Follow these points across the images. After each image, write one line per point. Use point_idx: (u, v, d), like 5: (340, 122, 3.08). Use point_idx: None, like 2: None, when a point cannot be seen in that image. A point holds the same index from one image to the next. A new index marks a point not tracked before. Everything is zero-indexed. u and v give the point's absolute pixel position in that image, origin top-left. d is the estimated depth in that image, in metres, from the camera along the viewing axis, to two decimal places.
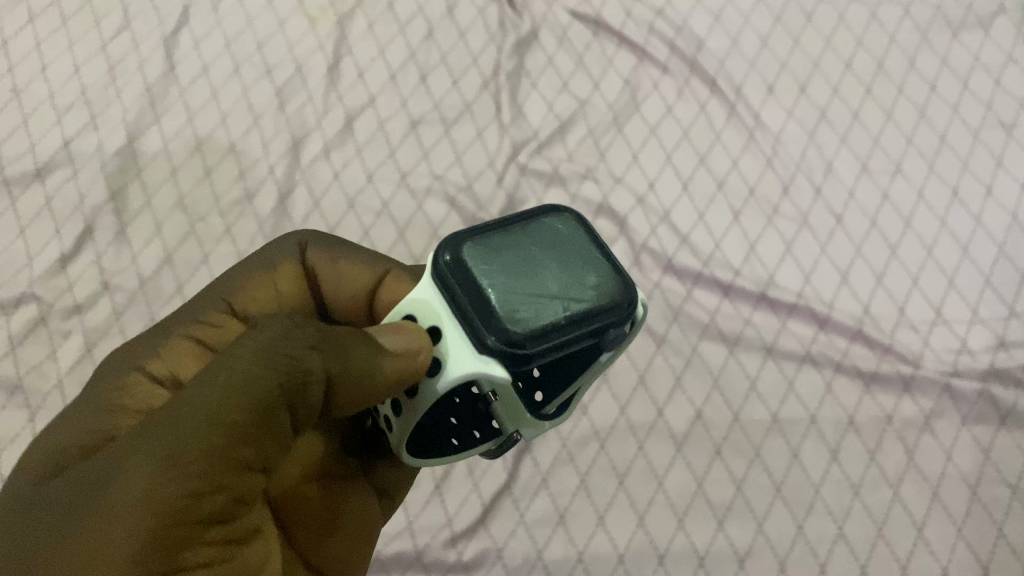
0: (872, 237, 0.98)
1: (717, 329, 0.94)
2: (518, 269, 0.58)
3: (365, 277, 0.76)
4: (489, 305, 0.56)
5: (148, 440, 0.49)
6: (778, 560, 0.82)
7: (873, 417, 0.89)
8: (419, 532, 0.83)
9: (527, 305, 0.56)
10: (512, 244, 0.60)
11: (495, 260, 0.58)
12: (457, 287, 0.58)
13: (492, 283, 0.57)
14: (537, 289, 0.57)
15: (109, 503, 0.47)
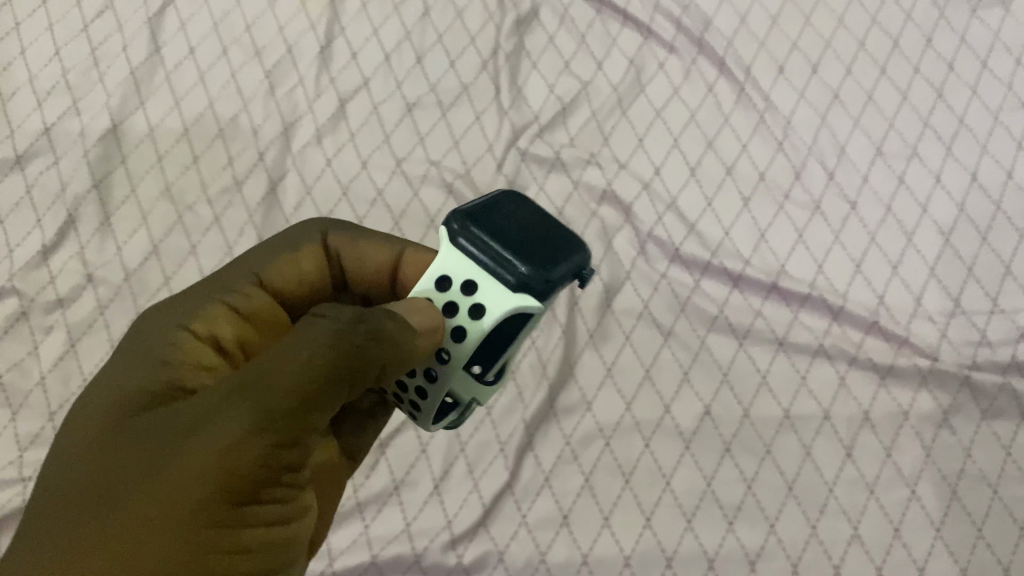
0: (888, 223, 0.94)
1: (726, 321, 0.90)
2: (517, 222, 0.63)
3: (388, 255, 0.72)
4: (506, 251, 0.61)
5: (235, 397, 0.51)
6: (791, 562, 0.79)
7: (889, 413, 0.85)
8: (418, 534, 0.80)
9: (535, 253, 0.61)
10: (497, 210, 0.64)
11: (496, 219, 0.63)
12: (472, 245, 0.62)
13: (502, 241, 0.62)
14: (537, 234, 0.63)
15: (198, 448, 0.50)
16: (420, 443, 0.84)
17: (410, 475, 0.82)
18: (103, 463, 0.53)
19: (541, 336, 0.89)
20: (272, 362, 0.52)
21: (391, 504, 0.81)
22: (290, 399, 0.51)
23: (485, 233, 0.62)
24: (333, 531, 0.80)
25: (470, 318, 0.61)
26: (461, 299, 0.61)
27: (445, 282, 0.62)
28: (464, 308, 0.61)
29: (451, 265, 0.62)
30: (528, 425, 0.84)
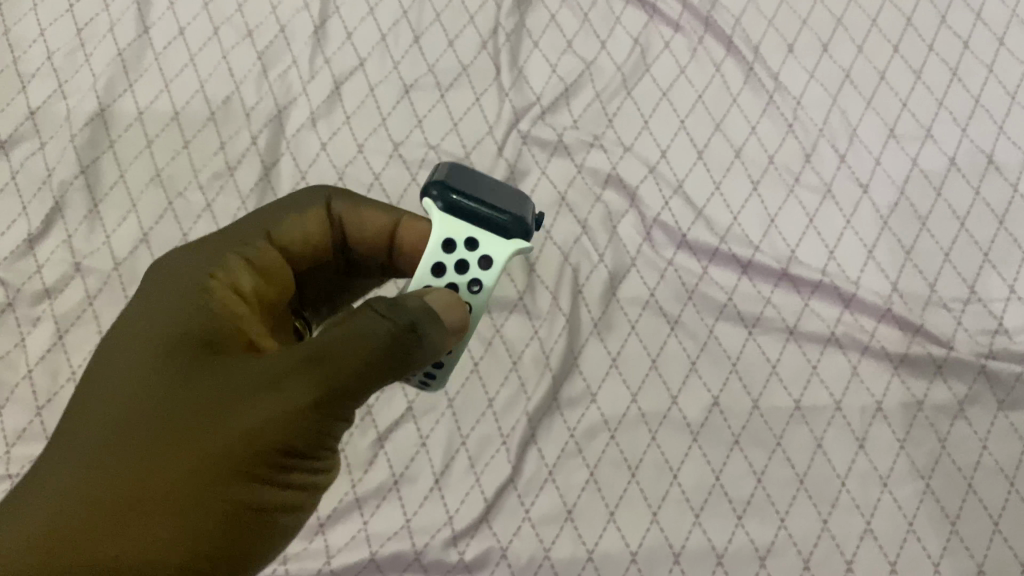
0: (902, 207, 0.91)
1: (735, 309, 0.87)
2: (483, 181, 0.69)
3: (385, 221, 0.72)
4: (488, 202, 0.67)
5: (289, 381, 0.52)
6: (802, 558, 0.77)
7: (903, 403, 0.83)
8: (418, 531, 0.77)
9: (516, 203, 0.68)
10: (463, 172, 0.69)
11: (466, 179, 0.69)
12: (457, 205, 0.67)
13: (486, 199, 0.67)
14: (504, 186, 0.69)
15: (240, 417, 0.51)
16: (420, 436, 0.81)
17: (410, 469, 0.80)
18: (125, 419, 0.51)
19: (544, 326, 0.86)
20: (326, 359, 0.53)
21: (391, 499, 0.79)
22: (336, 405, 0.53)
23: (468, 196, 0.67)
24: (331, 527, 0.78)
25: (481, 269, 0.66)
26: (467, 255, 0.67)
27: (449, 245, 0.67)
28: (473, 261, 0.67)
29: (445, 226, 0.67)
30: (531, 418, 0.82)
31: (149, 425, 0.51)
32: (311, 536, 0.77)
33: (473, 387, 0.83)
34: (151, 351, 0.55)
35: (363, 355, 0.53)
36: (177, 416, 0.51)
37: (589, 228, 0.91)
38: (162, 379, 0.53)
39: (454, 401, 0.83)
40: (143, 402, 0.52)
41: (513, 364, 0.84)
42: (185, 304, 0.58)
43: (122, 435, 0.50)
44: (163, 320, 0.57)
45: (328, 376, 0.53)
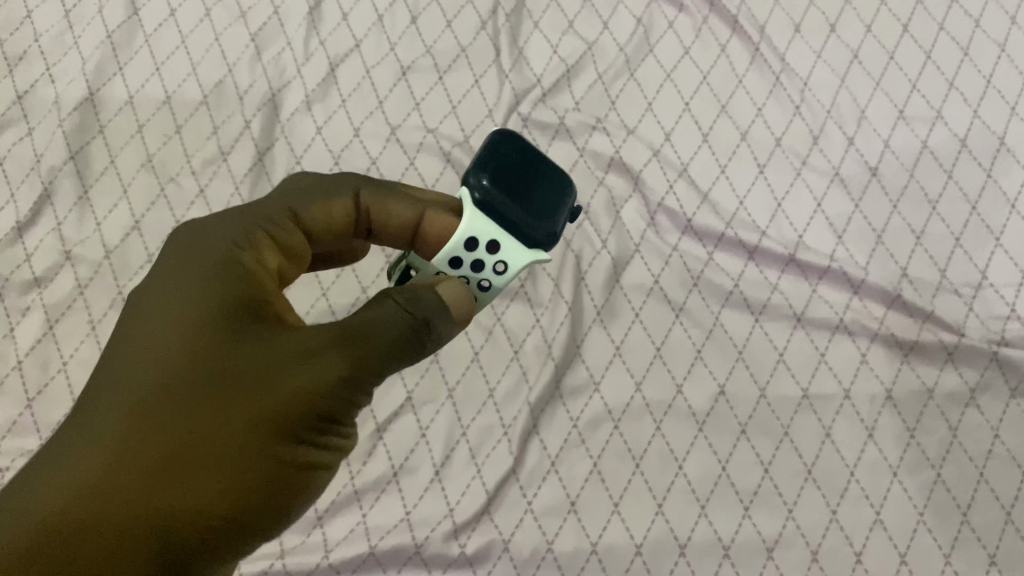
0: (912, 191, 0.89)
1: (741, 296, 0.85)
2: (521, 180, 0.65)
3: (411, 211, 0.66)
4: (521, 208, 0.65)
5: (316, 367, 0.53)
6: (810, 549, 0.75)
7: (913, 391, 0.81)
8: (418, 523, 0.76)
9: (549, 209, 0.66)
10: (509, 162, 0.65)
11: (506, 175, 0.65)
12: (491, 200, 0.65)
13: (519, 203, 0.65)
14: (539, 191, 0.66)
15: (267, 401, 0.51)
16: (420, 427, 0.79)
17: (410, 460, 0.78)
18: (149, 394, 0.50)
19: (546, 314, 0.84)
20: (354, 346, 0.54)
21: (390, 491, 0.77)
22: (357, 390, 0.54)
23: (503, 193, 0.65)
24: (330, 521, 0.76)
25: (495, 273, 0.66)
26: (483, 255, 0.65)
27: (472, 240, 0.65)
28: (490, 264, 0.65)
29: (473, 221, 0.65)
30: (533, 408, 0.80)
31: (176, 402, 0.50)
32: (308, 530, 0.76)
33: (474, 377, 0.82)
34: (175, 319, 0.53)
35: (387, 343, 0.55)
36: (203, 395, 0.50)
37: (591, 213, 0.89)
38: (188, 352, 0.51)
39: (454, 392, 0.81)
40: (168, 376, 0.50)
41: (515, 353, 0.83)
42: (210, 274, 0.55)
43: (147, 412, 0.49)
44: (185, 288, 0.54)
45: (353, 363, 0.54)
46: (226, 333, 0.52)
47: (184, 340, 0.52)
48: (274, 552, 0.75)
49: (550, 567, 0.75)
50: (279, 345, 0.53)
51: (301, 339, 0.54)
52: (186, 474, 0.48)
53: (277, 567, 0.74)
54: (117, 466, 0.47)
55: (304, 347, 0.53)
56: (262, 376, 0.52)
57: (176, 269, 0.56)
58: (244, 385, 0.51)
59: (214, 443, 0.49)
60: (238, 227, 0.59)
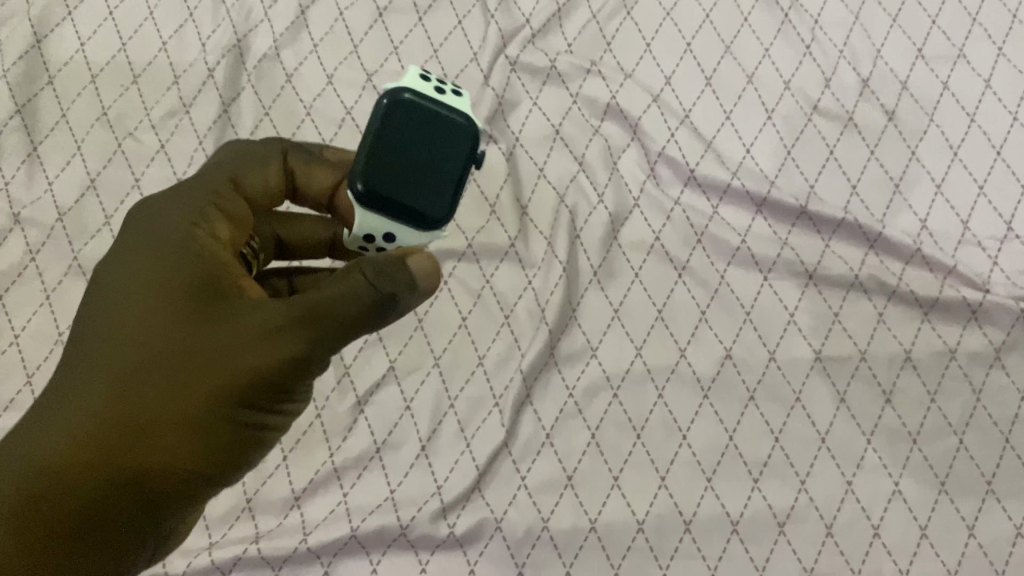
0: (931, 135, 0.82)
1: (749, 252, 0.79)
2: (408, 163, 0.55)
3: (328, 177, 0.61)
4: (409, 198, 0.55)
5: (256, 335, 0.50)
6: (824, 523, 0.71)
7: (935, 352, 0.75)
8: (403, 503, 0.70)
9: (439, 184, 0.55)
10: (395, 133, 0.55)
11: (391, 164, 0.55)
12: (380, 196, 0.55)
13: (405, 194, 0.55)
14: (430, 171, 0.55)
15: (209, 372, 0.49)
16: (404, 399, 0.74)
17: (393, 435, 0.72)
18: (104, 378, 0.49)
19: (539, 276, 0.78)
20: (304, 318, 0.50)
21: (373, 468, 0.72)
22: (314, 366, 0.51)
23: (388, 174, 0.55)
24: (308, 501, 0.71)
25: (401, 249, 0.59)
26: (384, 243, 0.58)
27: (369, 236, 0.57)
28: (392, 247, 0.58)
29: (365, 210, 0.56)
30: (526, 376, 0.74)
31: (133, 382, 0.49)
32: (286, 511, 0.70)
33: (462, 343, 0.76)
34: (138, 297, 0.51)
35: (336, 317, 0.50)
36: (158, 374, 0.49)
37: (586, 165, 0.82)
38: (146, 332, 0.50)
39: (441, 361, 0.75)
40: (126, 356, 0.50)
41: (506, 317, 0.77)
42: (165, 251, 0.52)
43: (106, 391, 0.49)
44: (148, 262, 0.52)
45: (300, 337, 0.49)
46: (183, 311, 0.50)
47: (144, 319, 0.50)
48: (248, 536, 0.69)
49: (546, 546, 0.70)
50: (233, 319, 0.50)
51: (254, 313, 0.50)
52: (143, 453, 0.49)
53: (251, 553, 0.68)
54: (81, 445, 0.49)
55: (256, 322, 0.50)
56: (202, 355, 0.49)
57: (141, 241, 0.53)
58: (196, 365, 0.49)
59: (166, 423, 0.49)
60: (185, 201, 0.55)
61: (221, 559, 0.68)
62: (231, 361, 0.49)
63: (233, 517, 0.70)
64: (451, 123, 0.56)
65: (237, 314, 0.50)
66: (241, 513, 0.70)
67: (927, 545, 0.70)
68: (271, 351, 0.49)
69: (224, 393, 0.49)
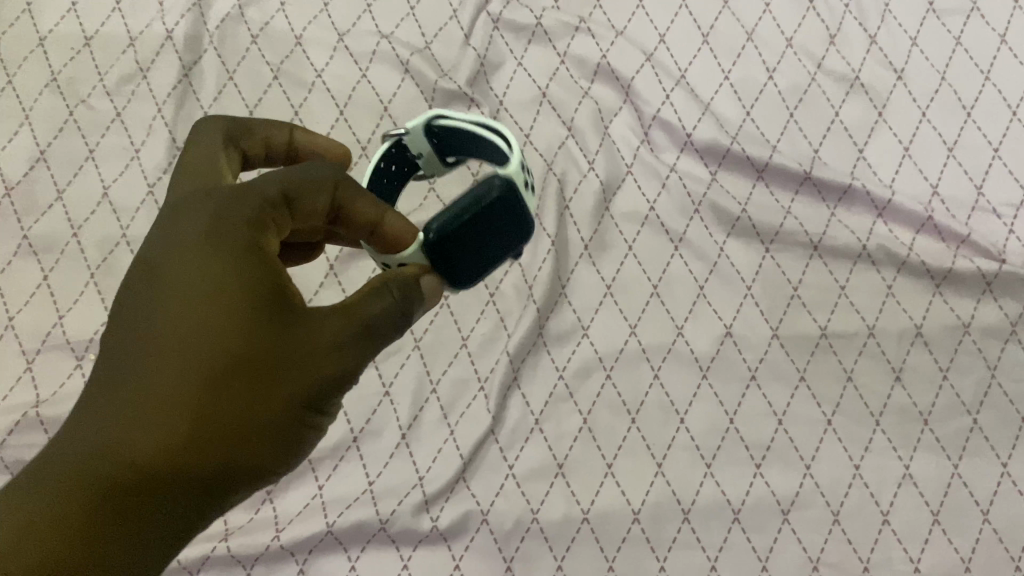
0: (944, 95, 0.76)
1: (750, 221, 0.74)
2: (477, 239, 0.59)
3: (375, 210, 0.54)
4: (461, 263, 0.58)
5: (310, 344, 0.47)
6: (830, 510, 0.67)
7: (946, 327, 0.71)
8: (383, 494, 0.66)
9: (484, 260, 0.60)
10: (480, 212, 0.58)
11: (465, 233, 0.58)
12: (440, 252, 0.57)
13: (459, 256, 0.58)
14: (489, 254, 0.60)
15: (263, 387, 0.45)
16: (383, 383, 0.69)
17: (372, 422, 0.68)
18: (142, 394, 0.43)
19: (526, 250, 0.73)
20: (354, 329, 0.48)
21: (350, 458, 0.67)
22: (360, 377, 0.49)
23: (457, 239, 0.57)
24: (282, 494, 0.66)
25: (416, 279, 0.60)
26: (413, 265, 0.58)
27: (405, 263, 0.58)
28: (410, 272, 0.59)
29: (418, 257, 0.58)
30: (513, 357, 0.70)
31: (181, 398, 0.43)
32: (257, 506, 0.66)
33: (444, 323, 0.71)
34: (179, 305, 0.45)
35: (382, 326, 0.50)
36: (207, 390, 0.44)
37: (575, 130, 0.77)
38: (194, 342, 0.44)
39: (422, 342, 0.70)
40: (171, 370, 0.43)
41: (491, 296, 0.72)
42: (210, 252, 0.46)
43: (147, 412, 0.42)
44: (188, 266, 0.46)
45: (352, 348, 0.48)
46: (238, 321, 0.45)
47: (190, 328, 0.44)
48: (217, 533, 0.65)
49: (536, 539, 0.65)
50: (290, 331, 0.46)
51: (309, 325, 0.47)
52: (191, 477, 0.43)
53: (220, 551, 0.64)
54: (116, 472, 0.41)
55: (314, 335, 0.47)
56: (256, 368, 0.45)
57: (173, 246, 0.46)
58: (254, 378, 0.45)
59: (220, 443, 0.44)
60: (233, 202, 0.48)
61: (188, 559, 0.64)
62: (288, 372, 0.46)
63: None
64: (525, 226, 0.61)
65: (293, 327, 0.46)
66: None
67: (940, 532, 0.66)
68: (332, 362, 0.47)
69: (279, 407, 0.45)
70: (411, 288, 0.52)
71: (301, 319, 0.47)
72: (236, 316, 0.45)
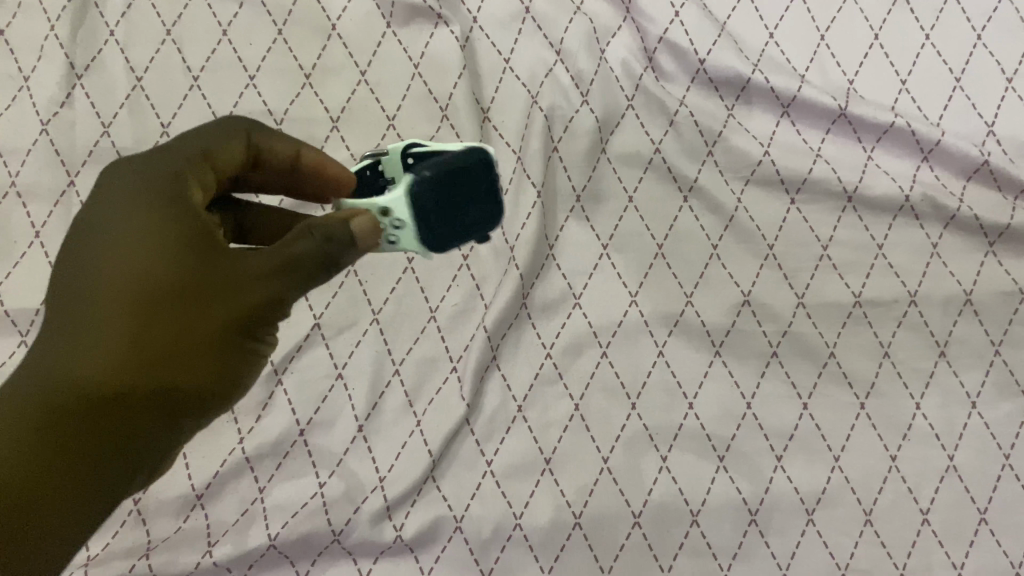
0: (1002, 14, 0.63)
1: (774, 167, 0.62)
2: (451, 208, 0.47)
3: (292, 147, 0.48)
4: (432, 228, 0.46)
5: (236, 277, 0.41)
6: (862, 509, 0.57)
7: (1000, 292, 0.60)
8: (335, 499, 0.55)
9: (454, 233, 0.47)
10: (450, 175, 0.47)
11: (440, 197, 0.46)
12: (422, 210, 0.46)
13: (434, 216, 0.46)
14: (465, 226, 0.48)
15: (189, 320, 0.40)
16: (334, 364, 0.58)
17: (323, 411, 0.57)
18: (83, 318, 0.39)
19: (509, 202, 0.61)
20: (285, 266, 0.41)
21: (296, 455, 0.56)
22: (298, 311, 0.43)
23: (436, 200, 0.46)
24: (214, 498, 0.55)
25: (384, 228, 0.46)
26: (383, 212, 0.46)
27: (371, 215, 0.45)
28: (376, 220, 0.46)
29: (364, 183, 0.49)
30: (492, 332, 0.58)
31: (115, 340, 0.39)
32: (185, 513, 0.55)
33: (409, 291, 0.60)
34: (110, 244, 0.40)
35: (313, 265, 0.41)
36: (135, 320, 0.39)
37: (565, 54, 0.64)
38: (114, 286, 0.39)
39: (381, 315, 0.59)
40: (98, 313, 0.39)
41: (464, 258, 0.61)
42: (138, 191, 0.41)
43: (88, 333, 0.39)
44: (116, 205, 0.41)
45: (279, 286, 0.41)
46: (163, 261, 0.40)
47: (111, 272, 0.40)
48: (138, 547, 0.54)
49: (518, 548, 0.55)
50: (219, 270, 0.40)
51: (234, 259, 0.41)
52: (128, 408, 0.39)
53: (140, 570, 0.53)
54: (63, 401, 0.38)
55: (242, 271, 0.41)
56: (184, 299, 0.40)
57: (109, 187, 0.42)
58: (176, 318, 0.40)
59: (147, 372, 0.39)
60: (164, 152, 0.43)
61: None
62: (213, 311, 0.40)
63: (118, 522, 0.54)
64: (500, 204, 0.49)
65: (218, 263, 0.41)
66: (128, 516, 0.54)
67: (987, 533, 0.57)
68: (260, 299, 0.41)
69: (207, 347, 0.40)
70: (336, 235, 0.41)
71: (227, 256, 0.41)
72: (162, 252, 0.40)
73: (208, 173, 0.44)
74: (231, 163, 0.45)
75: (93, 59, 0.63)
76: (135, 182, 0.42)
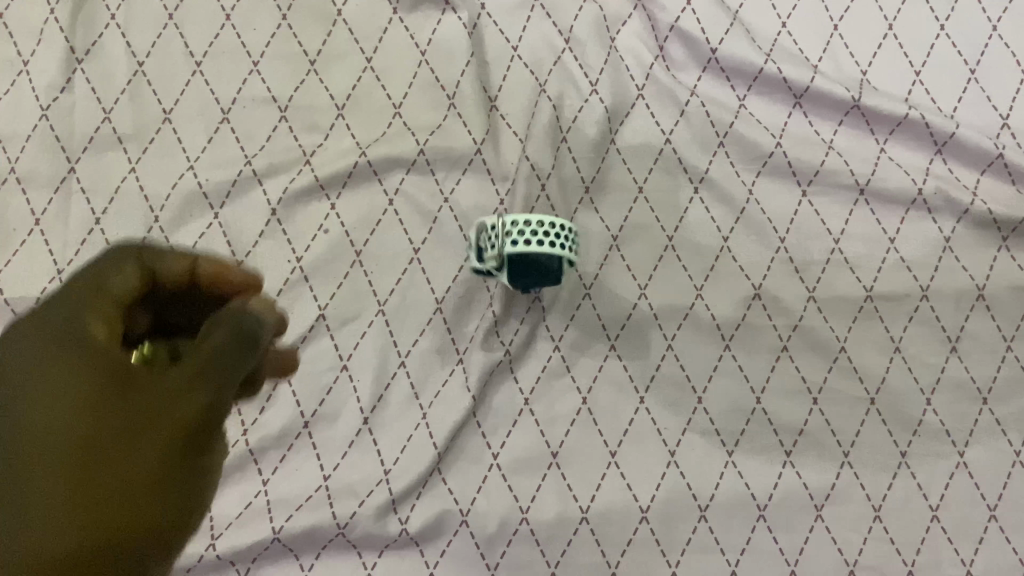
0: (1018, 6, 0.62)
1: (786, 158, 0.61)
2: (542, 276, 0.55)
3: (184, 259, 0.44)
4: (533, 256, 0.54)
5: (152, 402, 0.37)
6: (871, 505, 0.56)
7: (1012, 287, 0.59)
8: (340, 492, 0.54)
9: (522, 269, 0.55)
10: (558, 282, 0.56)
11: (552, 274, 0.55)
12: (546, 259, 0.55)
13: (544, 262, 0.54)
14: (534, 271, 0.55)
15: (113, 463, 0.36)
16: (339, 356, 0.57)
17: (327, 404, 0.56)
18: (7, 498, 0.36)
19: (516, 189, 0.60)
20: (195, 377, 0.37)
21: (300, 448, 0.55)
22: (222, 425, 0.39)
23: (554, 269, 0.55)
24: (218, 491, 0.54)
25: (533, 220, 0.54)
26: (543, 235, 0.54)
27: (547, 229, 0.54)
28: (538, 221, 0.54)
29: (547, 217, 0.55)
30: None
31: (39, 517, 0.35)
32: None
33: (415, 282, 0.59)
34: (17, 413, 0.38)
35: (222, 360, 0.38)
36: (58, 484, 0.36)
37: (574, 41, 0.63)
38: (30, 456, 0.37)
39: (386, 306, 0.58)
40: (20, 489, 0.36)
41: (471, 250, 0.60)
42: (37, 345, 0.39)
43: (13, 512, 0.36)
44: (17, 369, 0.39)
45: (193, 400, 0.37)
46: (74, 415, 0.37)
47: (28, 428, 0.37)
48: None
49: (524, 543, 0.54)
50: (130, 404, 0.37)
51: (144, 384, 0.38)
52: None
53: None
54: None
55: (153, 396, 0.37)
56: (102, 449, 0.36)
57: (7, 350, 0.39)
58: (99, 475, 0.36)
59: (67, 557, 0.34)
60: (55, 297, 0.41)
61: None
62: (139, 445, 0.37)
63: None
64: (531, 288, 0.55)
65: (127, 396, 0.37)
66: None
67: (997, 530, 0.56)
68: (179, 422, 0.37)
69: (140, 495, 0.36)
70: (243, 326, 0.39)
71: (130, 367, 0.38)
72: (69, 408, 0.37)
73: (103, 306, 0.41)
74: (128, 293, 0.42)
75: (93, 44, 0.62)
76: (31, 340, 0.39)
